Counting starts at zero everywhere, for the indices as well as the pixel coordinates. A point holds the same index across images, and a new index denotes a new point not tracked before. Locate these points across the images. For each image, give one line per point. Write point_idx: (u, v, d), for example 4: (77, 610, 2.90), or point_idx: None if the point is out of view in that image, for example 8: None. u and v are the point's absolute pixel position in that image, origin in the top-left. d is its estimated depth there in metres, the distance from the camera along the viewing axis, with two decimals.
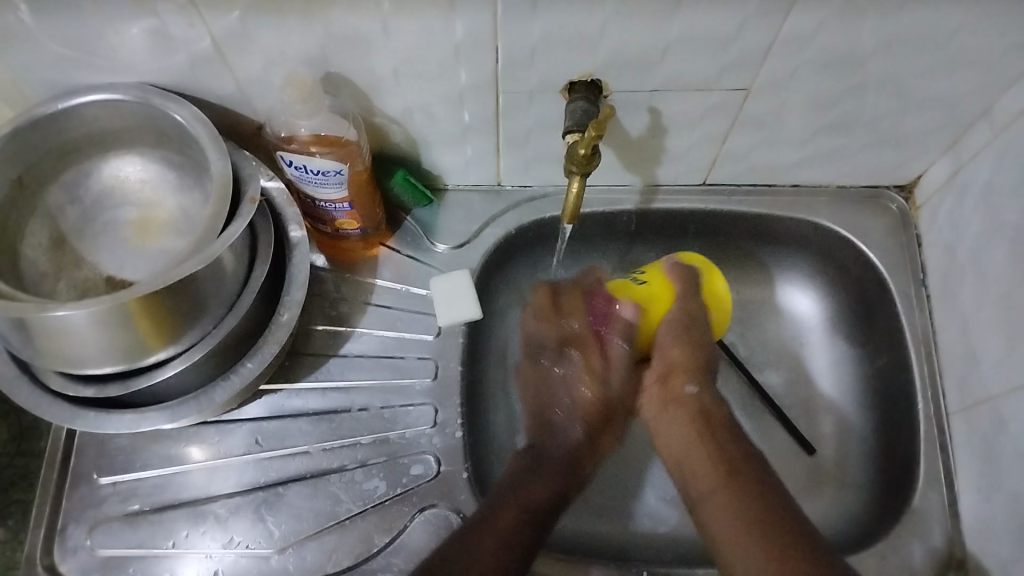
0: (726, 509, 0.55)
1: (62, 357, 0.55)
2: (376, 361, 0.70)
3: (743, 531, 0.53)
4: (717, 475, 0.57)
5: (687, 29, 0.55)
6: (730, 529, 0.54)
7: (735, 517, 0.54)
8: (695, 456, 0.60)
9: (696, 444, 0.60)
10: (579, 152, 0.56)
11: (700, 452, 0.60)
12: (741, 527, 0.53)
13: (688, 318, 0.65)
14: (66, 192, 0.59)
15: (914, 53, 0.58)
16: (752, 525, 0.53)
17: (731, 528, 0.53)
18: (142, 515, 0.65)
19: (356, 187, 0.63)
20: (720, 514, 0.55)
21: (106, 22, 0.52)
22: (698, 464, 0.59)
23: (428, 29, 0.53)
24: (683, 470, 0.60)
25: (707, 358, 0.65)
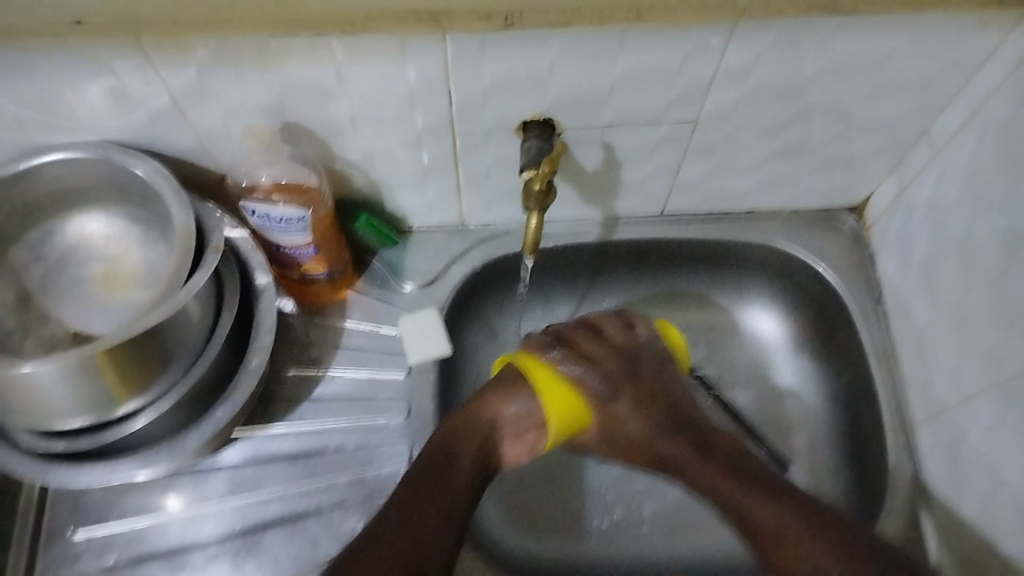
0: None
1: (31, 413, 0.55)
2: (349, 403, 0.71)
3: (825, 559, 0.50)
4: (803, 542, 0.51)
5: (632, 65, 0.57)
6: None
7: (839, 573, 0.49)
8: (746, 517, 0.54)
9: (734, 500, 0.56)
10: (534, 187, 0.58)
11: (743, 508, 0.55)
12: (817, 566, 0.50)
13: (643, 405, 0.61)
14: (32, 251, 0.60)
15: (850, 79, 0.61)
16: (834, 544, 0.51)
17: (820, 565, 0.50)
18: (117, 569, 0.64)
19: (320, 233, 0.64)
20: (793, 558, 0.51)
21: (66, 82, 0.53)
22: (754, 520, 0.54)
23: (381, 76, 0.55)
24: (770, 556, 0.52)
25: (662, 405, 0.61)
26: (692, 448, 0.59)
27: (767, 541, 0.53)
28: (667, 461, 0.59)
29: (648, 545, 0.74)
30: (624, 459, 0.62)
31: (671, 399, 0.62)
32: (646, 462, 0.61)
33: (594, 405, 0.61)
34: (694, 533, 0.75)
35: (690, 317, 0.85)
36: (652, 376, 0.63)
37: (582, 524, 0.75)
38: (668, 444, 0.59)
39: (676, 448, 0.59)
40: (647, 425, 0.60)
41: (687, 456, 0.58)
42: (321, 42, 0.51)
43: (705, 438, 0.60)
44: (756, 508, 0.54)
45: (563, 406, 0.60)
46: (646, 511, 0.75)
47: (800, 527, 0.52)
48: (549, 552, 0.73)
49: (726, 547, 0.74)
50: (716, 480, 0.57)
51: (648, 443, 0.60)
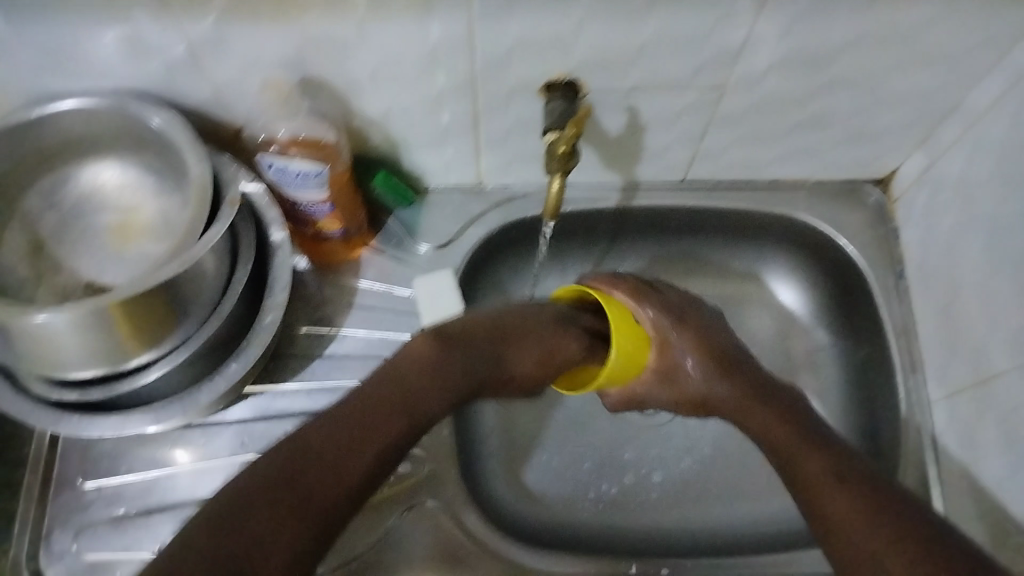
0: (847, 508, 0.50)
1: (45, 363, 0.55)
2: (361, 362, 0.71)
3: (858, 502, 0.50)
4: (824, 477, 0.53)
5: (661, 28, 0.55)
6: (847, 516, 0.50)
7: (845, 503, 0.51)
8: (794, 462, 0.56)
9: (784, 444, 0.57)
10: (558, 150, 0.56)
11: (781, 450, 0.57)
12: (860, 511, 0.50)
13: (700, 341, 0.64)
14: (44, 199, 0.59)
15: (885, 49, 0.59)
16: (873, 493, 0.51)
17: (853, 512, 0.50)
18: (127, 519, 0.65)
19: (337, 190, 0.63)
20: (837, 503, 0.51)
21: (82, 28, 0.52)
22: (801, 465, 0.55)
23: (404, 31, 0.53)
24: (800, 486, 0.54)
25: (720, 346, 0.64)
26: (747, 391, 0.61)
27: (807, 483, 0.54)
28: (720, 401, 0.62)
29: (657, 514, 0.74)
30: (676, 398, 0.65)
31: (727, 344, 0.65)
32: (700, 402, 0.63)
33: (658, 336, 0.64)
34: (702, 502, 0.75)
35: (707, 287, 0.84)
36: (710, 321, 0.66)
37: (591, 491, 0.75)
38: (720, 385, 0.62)
39: (732, 389, 0.62)
40: (703, 362, 0.63)
41: (741, 397, 0.61)
42: None
43: (760, 384, 0.62)
44: (805, 457, 0.55)
45: (627, 334, 0.63)
46: (655, 478, 0.76)
47: (829, 468, 0.54)
48: (556, 516, 0.73)
49: (733, 517, 0.74)
50: (769, 424, 0.59)
51: (699, 381, 0.63)
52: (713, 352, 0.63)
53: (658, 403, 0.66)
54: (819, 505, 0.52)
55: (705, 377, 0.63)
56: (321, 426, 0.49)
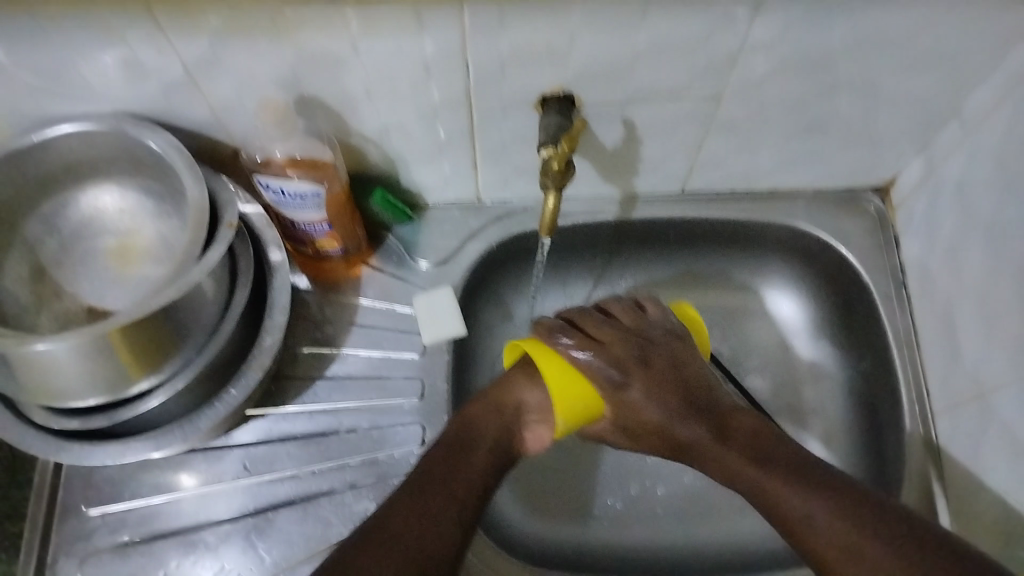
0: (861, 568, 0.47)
1: (45, 391, 0.55)
2: (363, 381, 0.70)
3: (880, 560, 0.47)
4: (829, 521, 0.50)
5: (653, 39, 0.55)
6: (843, 569, 0.48)
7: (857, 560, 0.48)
8: (775, 508, 0.53)
9: (761, 490, 0.54)
10: (552, 166, 0.57)
11: (778, 508, 0.53)
12: (856, 563, 0.48)
13: (655, 386, 0.59)
14: (45, 224, 0.59)
15: (880, 54, 0.59)
16: (870, 538, 0.48)
17: (849, 563, 0.48)
18: (131, 545, 0.64)
19: (334, 209, 0.63)
20: (830, 554, 0.49)
21: (80, 53, 0.52)
22: (786, 515, 0.52)
23: (398, 48, 0.54)
24: (808, 545, 0.50)
25: (675, 386, 0.59)
26: (712, 433, 0.57)
27: (807, 539, 0.50)
28: (687, 447, 0.58)
29: (665, 528, 0.73)
30: (643, 445, 0.61)
31: (686, 378, 0.60)
32: (667, 448, 0.60)
33: (607, 394, 0.60)
34: (710, 516, 0.74)
35: (709, 298, 0.83)
36: (664, 358, 0.61)
37: (599, 505, 0.74)
38: (687, 430, 0.58)
39: (696, 436, 0.57)
40: (665, 411, 0.58)
41: (708, 445, 0.57)
42: (337, 13, 0.50)
43: (727, 422, 0.58)
44: (786, 503, 0.52)
45: (575, 394, 0.60)
46: (660, 491, 0.75)
47: (836, 522, 0.50)
48: (563, 534, 0.72)
49: (742, 530, 0.73)
50: (740, 469, 0.55)
51: (669, 433, 0.58)
52: (671, 397, 0.59)
53: (625, 444, 0.63)
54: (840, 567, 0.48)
55: (674, 430, 0.58)
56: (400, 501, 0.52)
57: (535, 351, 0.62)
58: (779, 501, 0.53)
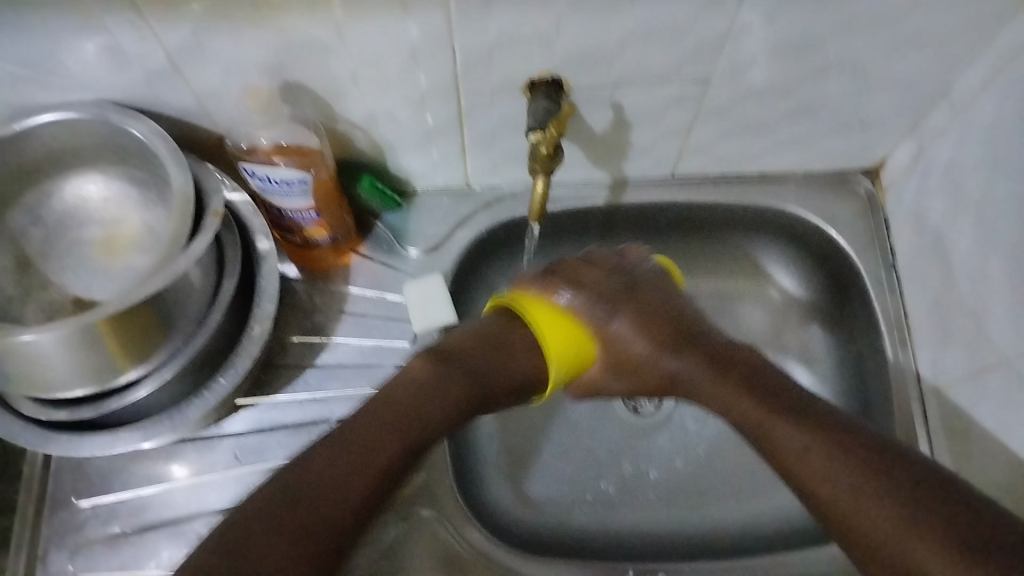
0: (846, 488, 0.45)
1: (33, 382, 0.54)
2: (353, 370, 0.70)
3: (867, 485, 0.45)
4: (817, 448, 0.48)
5: (641, 22, 0.55)
6: (831, 489, 0.46)
7: (844, 482, 0.45)
8: (766, 437, 0.51)
9: (759, 423, 0.52)
10: (540, 149, 0.56)
11: (767, 433, 0.51)
12: (845, 486, 0.45)
13: (643, 320, 0.59)
14: (29, 214, 0.59)
15: (869, 35, 0.59)
16: (854, 458, 0.46)
17: (841, 487, 0.45)
18: (123, 536, 0.64)
19: (321, 195, 0.62)
20: (829, 484, 0.46)
21: (60, 40, 0.51)
22: (778, 443, 0.50)
23: (382, 32, 0.53)
24: (798, 473, 0.48)
25: (660, 321, 0.59)
26: (700, 361, 0.57)
27: (799, 469, 0.48)
28: (675, 379, 0.58)
29: (657, 512, 0.73)
30: (632, 385, 0.60)
31: (674, 312, 0.60)
32: (655, 383, 0.59)
33: (594, 331, 0.59)
34: (702, 500, 0.74)
35: (700, 283, 0.83)
36: (651, 293, 0.61)
37: (590, 490, 0.74)
38: (675, 360, 0.58)
39: (686, 367, 0.57)
40: (650, 343, 0.59)
41: (701, 376, 0.56)
42: None
43: (718, 351, 0.57)
44: (778, 429, 0.50)
45: (562, 339, 0.57)
46: (652, 475, 0.75)
47: (825, 444, 0.48)
48: (556, 518, 0.73)
49: (733, 514, 0.74)
50: (733, 396, 0.54)
51: (658, 367, 0.58)
52: (658, 331, 0.59)
53: (617, 391, 0.61)
54: (823, 496, 0.46)
55: (662, 362, 0.58)
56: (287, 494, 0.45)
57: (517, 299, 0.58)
58: (771, 430, 0.51)
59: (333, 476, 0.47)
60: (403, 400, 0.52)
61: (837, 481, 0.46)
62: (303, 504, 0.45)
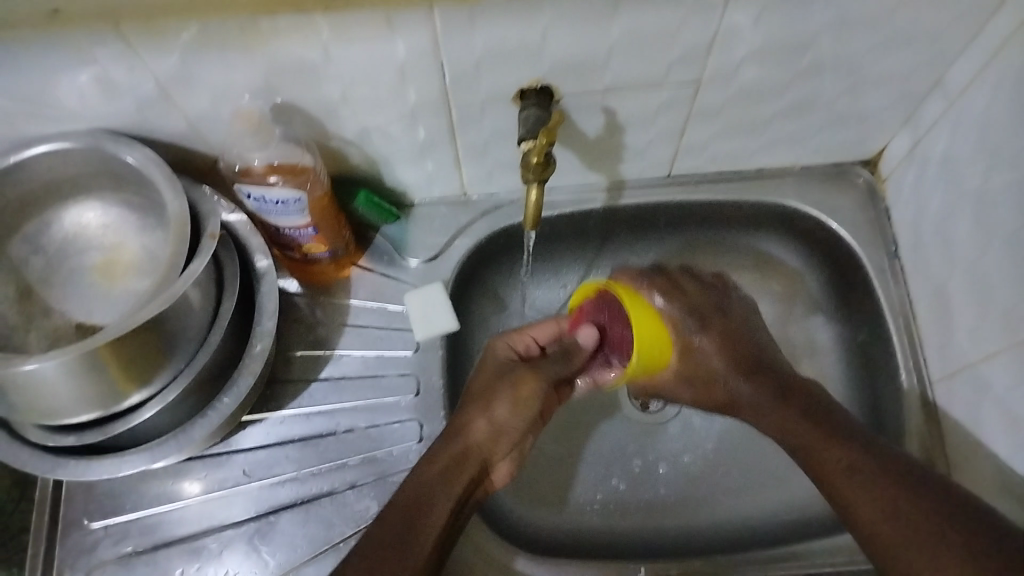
0: (882, 510, 0.50)
1: (38, 411, 0.55)
2: (358, 382, 0.70)
3: (901, 505, 0.50)
4: (859, 473, 0.53)
5: (628, 29, 0.54)
6: (871, 513, 0.51)
7: (882, 507, 0.50)
8: (815, 460, 0.56)
9: (808, 447, 0.57)
10: (530, 159, 0.56)
11: (815, 456, 0.56)
12: (885, 511, 0.50)
13: (726, 334, 0.63)
14: (29, 243, 0.59)
15: (861, 30, 0.58)
16: (899, 488, 0.51)
17: (893, 512, 0.50)
18: (136, 555, 0.65)
19: (318, 212, 0.62)
20: (864, 501, 0.51)
21: (50, 73, 0.51)
22: (823, 463, 0.55)
23: (369, 51, 0.53)
24: (846, 505, 0.52)
25: (739, 343, 0.63)
26: (771, 391, 0.61)
27: (847, 500, 0.52)
28: (740, 403, 0.62)
29: (666, 512, 0.74)
30: (700, 401, 0.64)
31: (752, 337, 0.64)
32: (715, 404, 0.63)
33: (679, 338, 0.62)
34: (712, 497, 0.74)
35: None
36: (737, 316, 0.65)
37: (595, 492, 0.74)
38: (744, 384, 0.62)
39: (754, 393, 0.61)
40: (729, 363, 0.62)
41: (762, 398, 0.61)
42: (305, 20, 0.50)
43: (785, 381, 0.62)
44: (826, 453, 0.55)
45: (652, 337, 0.61)
46: (660, 472, 0.75)
47: (872, 473, 0.53)
48: (565, 521, 0.73)
49: (743, 511, 0.74)
50: (789, 422, 0.59)
51: (727, 389, 0.62)
52: (737, 353, 0.63)
53: (674, 396, 0.65)
54: (859, 513, 0.51)
55: (730, 382, 0.62)
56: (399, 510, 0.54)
57: (618, 287, 0.62)
58: (823, 453, 0.56)
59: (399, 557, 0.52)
60: (429, 480, 0.56)
61: (870, 505, 0.51)
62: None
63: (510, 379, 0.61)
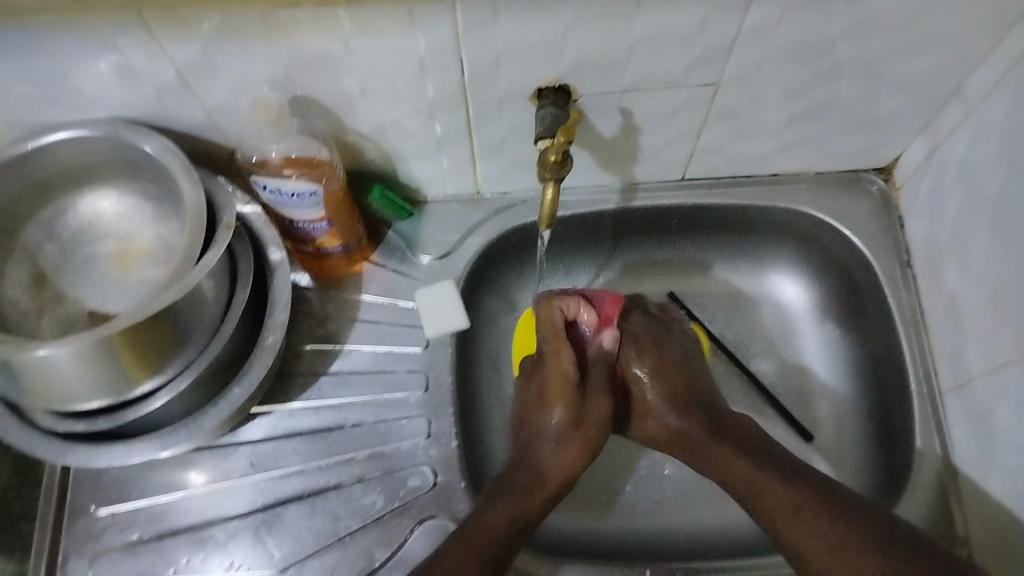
0: (826, 546, 0.54)
1: (49, 396, 0.55)
2: (367, 376, 0.70)
3: (847, 540, 0.53)
4: (801, 508, 0.56)
5: (649, 29, 0.55)
6: (822, 553, 0.54)
7: (825, 538, 0.54)
8: (759, 497, 0.58)
9: (748, 480, 0.59)
10: (548, 158, 0.56)
11: (756, 492, 0.59)
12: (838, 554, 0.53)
13: (659, 358, 0.67)
14: (43, 230, 0.59)
15: (881, 36, 0.58)
16: (838, 519, 0.54)
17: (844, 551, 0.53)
18: (141, 543, 0.65)
19: (332, 206, 0.63)
20: (811, 535, 0.55)
21: (72, 60, 0.52)
22: (769, 500, 0.58)
23: (390, 45, 0.53)
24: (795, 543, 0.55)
25: (674, 370, 0.67)
26: (704, 425, 0.64)
27: (793, 539, 0.55)
28: (676, 437, 0.65)
29: (672, 514, 0.73)
30: (642, 435, 0.68)
31: (691, 375, 0.67)
32: (658, 437, 0.66)
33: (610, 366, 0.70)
34: (718, 500, 0.74)
35: (712, 285, 0.83)
36: (675, 353, 0.68)
37: (601, 493, 0.74)
38: (678, 419, 0.65)
39: (693, 429, 0.64)
40: (661, 393, 0.66)
41: (700, 434, 0.63)
42: (328, 13, 0.50)
43: (719, 416, 0.64)
44: (767, 490, 0.58)
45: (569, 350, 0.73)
46: (667, 473, 0.75)
47: (816, 509, 0.55)
48: (569, 522, 0.73)
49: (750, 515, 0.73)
50: (728, 460, 0.61)
51: (660, 420, 0.66)
52: (669, 383, 0.66)
53: (642, 438, 0.68)
54: (801, 543, 0.55)
55: (661, 411, 0.65)
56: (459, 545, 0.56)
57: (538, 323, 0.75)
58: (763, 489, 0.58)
59: None
60: (502, 516, 0.58)
61: (812, 537, 0.54)
62: None
63: (540, 395, 0.64)
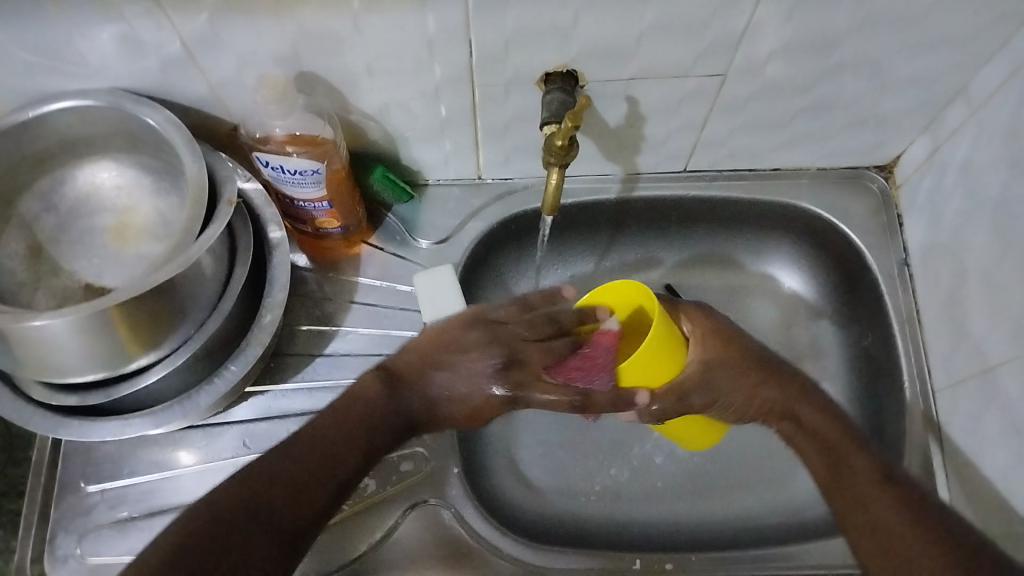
0: (899, 524, 0.50)
1: (44, 368, 0.54)
2: (362, 359, 0.70)
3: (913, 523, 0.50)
4: (877, 488, 0.53)
5: (659, 16, 0.54)
6: (895, 526, 0.51)
7: (902, 519, 0.51)
8: (836, 464, 0.55)
9: (827, 447, 0.56)
10: (555, 143, 0.56)
11: (836, 461, 0.55)
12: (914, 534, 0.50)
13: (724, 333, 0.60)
14: (41, 201, 0.58)
15: (889, 32, 0.58)
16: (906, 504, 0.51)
17: (894, 541, 0.50)
18: (131, 521, 0.64)
19: (334, 186, 0.62)
20: (886, 511, 0.51)
21: (74, 28, 0.51)
22: (845, 471, 0.54)
23: (398, 24, 0.53)
24: (856, 517, 0.52)
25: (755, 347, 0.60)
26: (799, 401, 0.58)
27: (862, 515, 0.52)
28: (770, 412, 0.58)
29: (663, 504, 0.73)
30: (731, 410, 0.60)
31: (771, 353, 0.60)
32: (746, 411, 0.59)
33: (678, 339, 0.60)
34: (709, 490, 0.74)
35: (711, 278, 0.83)
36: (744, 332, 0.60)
37: (592, 481, 0.74)
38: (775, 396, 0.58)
39: (780, 395, 0.58)
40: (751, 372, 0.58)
41: (795, 407, 0.58)
42: None
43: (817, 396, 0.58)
44: (849, 460, 0.55)
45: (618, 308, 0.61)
46: (659, 461, 0.75)
47: (888, 494, 0.52)
48: (559, 509, 0.73)
49: (741, 508, 0.73)
50: (813, 433, 0.57)
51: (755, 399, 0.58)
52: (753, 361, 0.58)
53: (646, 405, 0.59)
54: (871, 520, 0.51)
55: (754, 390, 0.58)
56: (347, 426, 0.54)
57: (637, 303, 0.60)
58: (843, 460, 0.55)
59: (295, 481, 0.50)
60: (384, 429, 0.55)
61: (881, 510, 0.52)
62: (262, 509, 0.48)
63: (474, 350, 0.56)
